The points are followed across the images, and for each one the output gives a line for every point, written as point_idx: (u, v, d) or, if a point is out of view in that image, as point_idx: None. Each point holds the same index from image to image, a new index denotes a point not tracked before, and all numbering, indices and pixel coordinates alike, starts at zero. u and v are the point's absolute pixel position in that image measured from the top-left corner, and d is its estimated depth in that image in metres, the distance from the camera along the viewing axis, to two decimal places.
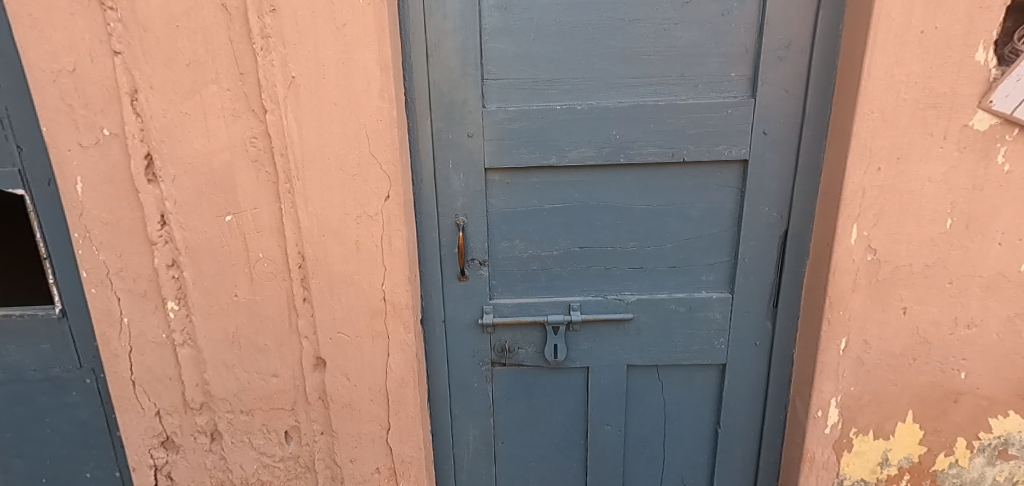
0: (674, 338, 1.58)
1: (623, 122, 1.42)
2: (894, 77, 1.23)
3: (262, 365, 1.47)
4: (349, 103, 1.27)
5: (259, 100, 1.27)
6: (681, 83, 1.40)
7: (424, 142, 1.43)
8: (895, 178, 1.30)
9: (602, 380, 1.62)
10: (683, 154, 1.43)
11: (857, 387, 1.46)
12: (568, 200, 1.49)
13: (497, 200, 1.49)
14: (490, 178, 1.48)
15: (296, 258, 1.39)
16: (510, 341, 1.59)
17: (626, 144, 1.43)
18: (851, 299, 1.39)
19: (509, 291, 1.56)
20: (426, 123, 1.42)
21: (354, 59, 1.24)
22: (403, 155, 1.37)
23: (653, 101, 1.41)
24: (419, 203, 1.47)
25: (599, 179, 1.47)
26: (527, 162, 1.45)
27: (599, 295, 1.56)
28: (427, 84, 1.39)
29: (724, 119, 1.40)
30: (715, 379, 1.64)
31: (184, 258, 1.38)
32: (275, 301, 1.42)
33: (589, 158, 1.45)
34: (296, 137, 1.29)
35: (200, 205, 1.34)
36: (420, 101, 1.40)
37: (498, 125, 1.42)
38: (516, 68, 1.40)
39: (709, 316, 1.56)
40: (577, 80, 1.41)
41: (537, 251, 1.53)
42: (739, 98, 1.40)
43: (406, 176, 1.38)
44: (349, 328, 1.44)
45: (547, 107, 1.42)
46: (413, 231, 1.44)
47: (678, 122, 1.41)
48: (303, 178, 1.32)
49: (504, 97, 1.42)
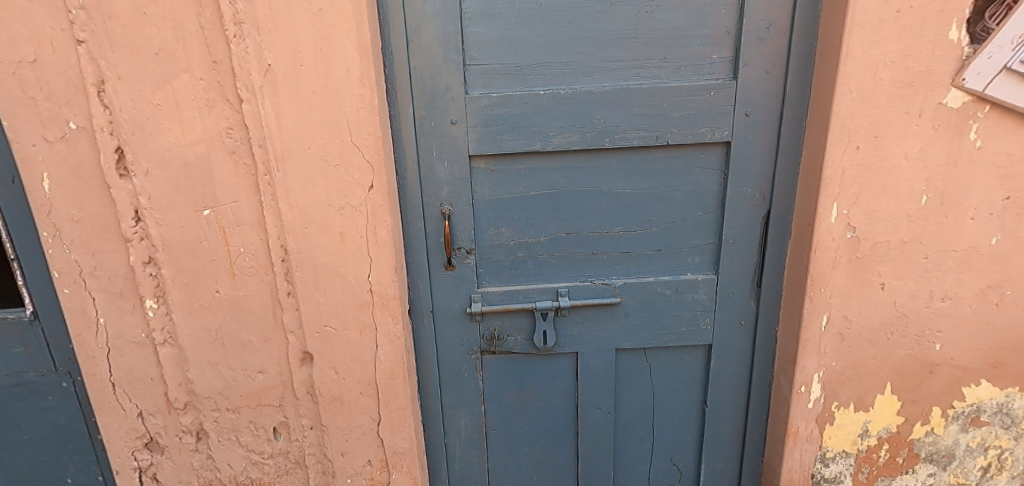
0: (660, 320, 1.60)
1: (607, 106, 1.41)
2: (871, 56, 1.25)
3: (247, 361, 1.44)
4: (329, 91, 1.24)
5: (234, 89, 1.23)
6: (664, 66, 1.40)
7: (406, 130, 1.40)
8: (874, 157, 1.32)
9: (591, 364, 1.64)
10: (667, 137, 1.44)
11: (838, 362, 1.50)
12: (554, 186, 1.48)
13: (482, 188, 1.48)
14: (475, 165, 1.46)
15: (279, 252, 1.35)
16: (499, 329, 1.58)
17: (610, 128, 1.43)
18: (832, 277, 1.42)
19: (496, 278, 1.55)
20: (408, 110, 1.39)
21: (332, 45, 1.21)
22: (386, 144, 1.35)
23: (636, 85, 1.40)
24: (403, 192, 1.45)
25: (584, 164, 1.47)
26: (511, 149, 1.44)
27: (586, 280, 1.56)
28: (408, 71, 1.36)
29: (707, 101, 1.41)
30: (701, 359, 1.66)
31: (160, 255, 1.33)
32: (258, 296, 1.39)
33: (573, 143, 1.44)
34: (275, 127, 1.25)
35: (176, 200, 1.30)
36: (401, 88, 1.37)
37: (482, 111, 1.41)
38: (498, 53, 1.38)
39: (694, 298, 1.58)
40: (561, 64, 1.40)
41: (524, 238, 1.52)
42: (721, 80, 1.40)
43: (389, 165, 1.36)
44: (336, 321, 1.42)
45: (530, 92, 1.40)
46: (399, 221, 1.42)
47: (661, 105, 1.41)
48: (283, 169, 1.29)
49: (487, 82, 1.40)
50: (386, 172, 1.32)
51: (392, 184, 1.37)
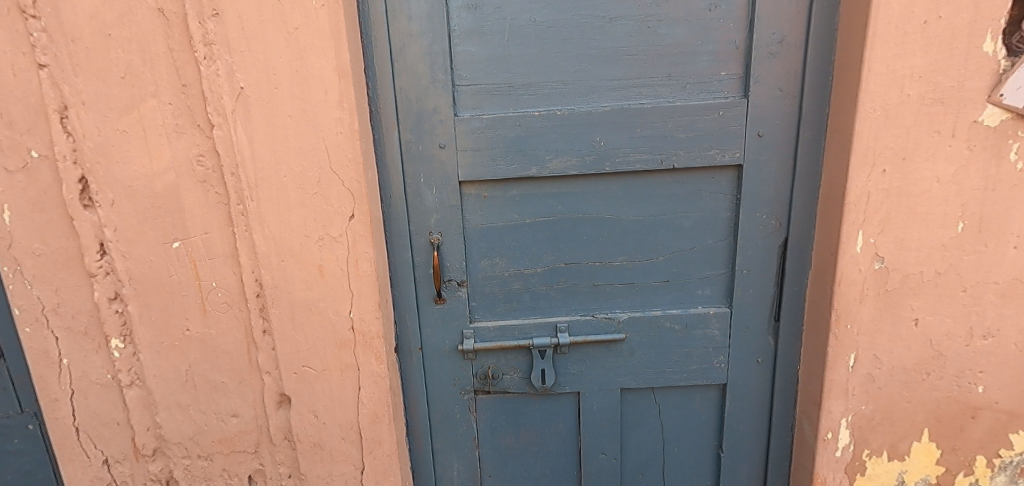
0: (669, 358, 1.47)
1: (607, 128, 1.31)
2: (896, 71, 1.13)
3: (220, 404, 1.34)
4: (305, 115, 1.16)
5: (204, 113, 1.15)
6: (668, 84, 1.30)
7: (391, 155, 1.31)
8: (902, 180, 1.20)
9: (594, 406, 1.50)
10: (673, 161, 1.33)
11: (867, 406, 1.36)
12: (551, 213, 1.38)
13: (474, 216, 1.38)
14: (465, 192, 1.36)
15: (253, 287, 1.26)
16: (493, 368, 1.46)
17: (611, 151, 1.33)
18: (858, 312, 1.29)
19: (490, 313, 1.44)
20: (393, 134, 1.30)
21: (308, 66, 1.13)
22: (369, 171, 1.25)
23: (638, 105, 1.30)
24: (389, 221, 1.35)
25: (583, 189, 1.37)
26: (504, 174, 1.34)
27: (588, 314, 1.44)
28: (392, 93, 1.28)
29: (716, 122, 1.30)
30: (715, 400, 1.52)
31: (127, 291, 1.24)
32: (231, 334, 1.29)
33: (571, 167, 1.33)
34: (248, 154, 1.17)
35: (144, 232, 1.21)
36: (385, 111, 1.29)
37: (472, 134, 1.31)
38: (489, 73, 1.29)
39: (706, 334, 1.45)
40: (556, 84, 1.30)
41: (520, 269, 1.41)
42: (730, 98, 1.30)
43: (372, 193, 1.26)
44: (315, 361, 1.31)
45: (524, 113, 1.31)
46: (383, 252, 1.32)
47: (666, 126, 1.31)
48: (257, 198, 1.19)
49: (477, 104, 1.31)
50: (368, 200, 1.23)
51: (375, 213, 1.28)
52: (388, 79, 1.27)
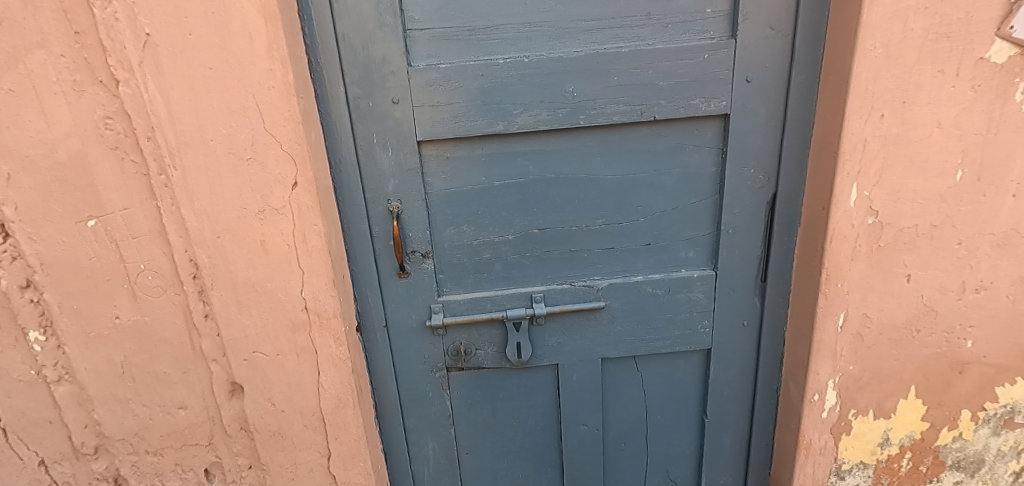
0: (652, 324, 1.39)
1: (581, 76, 1.17)
2: (900, 2, 1.01)
3: (164, 397, 1.21)
4: (230, 67, 1.00)
5: (106, 68, 0.98)
6: (647, 25, 1.16)
7: (338, 113, 1.16)
8: (901, 126, 1.10)
9: (574, 377, 1.42)
10: (653, 112, 1.20)
11: (856, 366, 1.30)
12: (522, 174, 1.25)
13: (437, 179, 1.24)
14: (425, 153, 1.22)
15: (188, 268, 1.11)
16: (465, 343, 1.36)
17: (586, 103, 1.19)
18: (850, 270, 1.21)
19: (460, 285, 1.32)
20: (337, 88, 1.14)
21: (225, 7, 0.97)
22: (312, 131, 1.10)
23: (615, 49, 1.16)
24: (341, 189, 1.20)
25: (556, 147, 1.24)
26: (468, 131, 1.20)
27: (565, 283, 1.34)
28: (333, 40, 1.11)
29: (700, 67, 1.17)
30: (699, 365, 1.46)
31: (41, 277, 1.09)
32: (168, 321, 1.15)
33: (543, 121, 1.20)
34: (164, 114, 1.01)
35: (51, 209, 1.05)
36: (327, 61, 1.12)
37: (429, 87, 1.16)
38: (445, 15, 1.13)
39: (690, 297, 1.37)
40: (522, 27, 1.15)
41: (489, 237, 1.29)
42: (716, 39, 1.16)
43: (317, 156, 1.12)
44: (266, 346, 1.18)
45: (488, 61, 1.16)
46: (337, 223, 1.19)
47: (645, 73, 1.18)
48: (182, 167, 1.04)
49: (434, 51, 1.16)
50: (312, 164, 1.08)
51: (323, 180, 1.14)
52: (327, 23, 1.10)
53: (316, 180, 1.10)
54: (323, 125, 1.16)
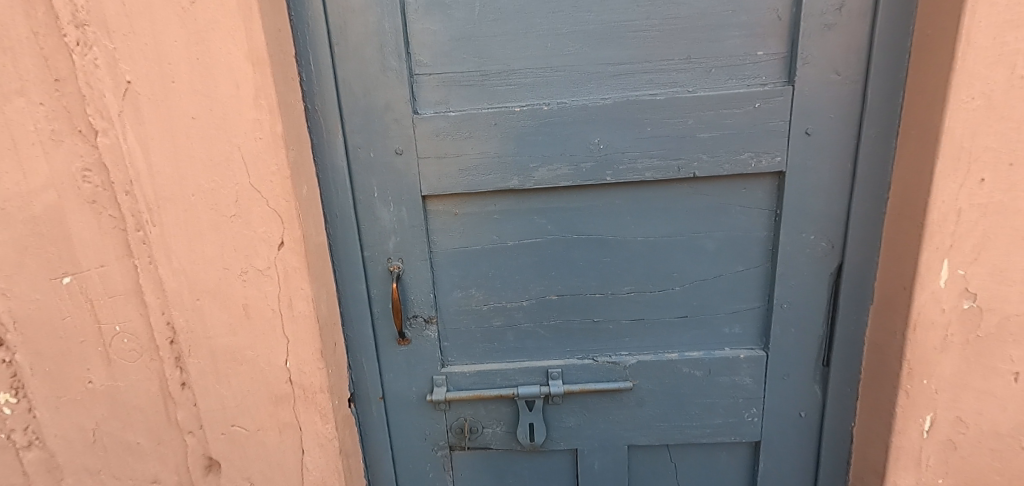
0: (689, 410, 1.18)
1: (608, 126, 1.03)
2: (1006, 45, 0.83)
3: (137, 469, 1.10)
4: (215, 117, 0.91)
5: (84, 116, 0.91)
6: (686, 69, 1.01)
7: (336, 163, 1.04)
8: (1008, 193, 0.89)
9: (596, 466, 1.23)
10: (693, 167, 1.04)
11: (945, 480, 1.05)
12: (539, 234, 1.10)
13: (443, 237, 1.10)
14: (431, 208, 1.09)
15: (165, 332, 1.01)
16: (471, 419, 1.19)
17: (614, 156, 1.04)
18: (938, 363, 0.99)
19: (466, 356, 1.17)
20: (335, 136, 1.03)
21: (211, 52, 0.88)
22: (303, 185, 0.99)
23: (648, 96, 1.01)
24: (336, 246, 1.08)
25: (579, 204, 1.08)
26: (479, 186, 1.06)
27: (587, 359, 1.16)
28: (332, 85, 1.01)
29: (749, 117, 1.01)
30: (745, 459, 1.24)
31: (13, 336, 1.01)
32: (143, 388, 1.04)
33: (563, 176, 1.05)
34: (143, 167, 0.92)
35: (26, 265, 0.97)
36: (326, 107, 1.02)
37: (437, 137, 1.04)
38: (457, 58, 1.02)
39: (735, 381, 1.16)
40: (542, 71, 1.02)
41: (500, 303, 1.14)
42: (769, 85, 1.00)
43: (309, 212, 1.00)
44: (246, 420, 1.06)
45: (503, 109, 1.03)
46: (331, 284, 1.07)
47: (684, 123, 1.02)
48: (160, 223, 0.95)
49: (443, 97, 1.04)
50: (302, 222, 0.98)
51: (317, 238, 1.03)
52: (327, 67, 1.00)
53: (305, 240, 0.99)
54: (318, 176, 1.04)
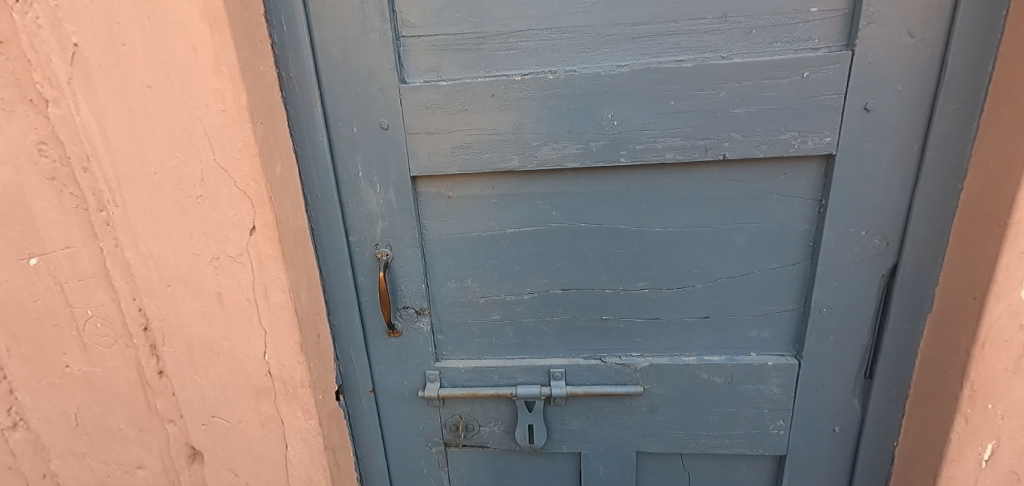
0: (707, 418, 1.07)
1: (624, 99, 0.88)
2: None
3: (121, 455, 1.05)
4: (172, 86, 0.80)
5: (32, 83, 0.81)
6: (721, 31, 0.85)
7: (315, 138, 0.93)
8: None
9: (601, 471, 1.14)
10: (723, 149, 0.90)
11: None
12: (542, 221, 0.98)
13: (435, 223, 0.99)
14: (422, 190, 0.97)
15: (138, 318, 0.95)
16: (467, 417, 1.10)
17: (630, 134, 0.89)
18: (1009, 387, 0.83)
19: (463, 350, 1.07)
20: (313, 108, 0.91)
21: (163, 11, 0.77)
22: (277, 164, 0.88)
23: (673, 63, 0.86)
24: (317, 230, 0.98)
25: (588, 189, 0.95)
26: (474, 167, 0.93)
27: (594, 359, 1.05)
28: (308, 48, 0.89)
29: (794, 90, 0.85)
30: (768, 472, 1.12)
31: None
32: (120, 375, 0.99)
33: (570, 156, 0.91)
34: (99, 141, 0.83)
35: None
36: (302, 75, 0.90)
37: (426, 109, 0.91)
38: (450, 18, 0.88)
39: (761, 390, 1.03)
40: (548, 33, 0.87)
41: (498, 295, 1.03)
42: (822, 50, 0.84)
43: (284, 194, 0.90)
44: (227, 412, 1.00)
45: (501, 78, 0.89)
46: (314, 271, 0.98)
47: (714, 96, 0.87)
48: (123, 203, 0.87)
49: (434, 63, 0.90)
50: (274, 205, 0.87)
51: (295, 222, 0.93)
52: (301, 27, 0.87)
53: (279, 225, 0.88)
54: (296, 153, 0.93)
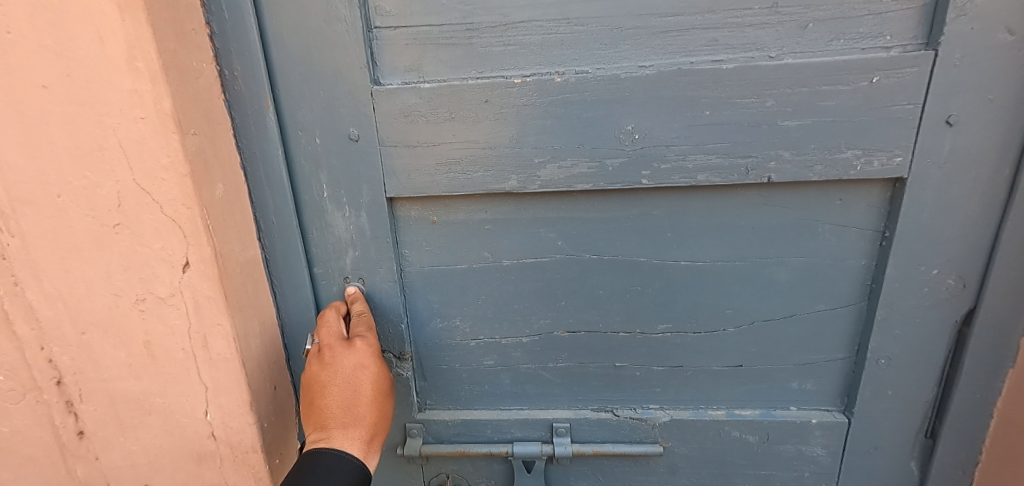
0: (736, 480, 0.92)
1: (648, 107, 0.72)
2: None
3: None
4: (73, 85, 0.62)
5: None
6: (769, 25, 0.69)
7: (269, 150, 0.76)
8: None
9: None
10: (768, 169, 0.73)
11: None
12: (545, 251, 0.81)
13: (417, 252, 0.82)
14: (401, 213, 0.81)
15: (49, 371, 0.77)
16: (455, 476, 0.94)
17: (655, 150, 0.73)
18: None
19: (450, 400, 0.91)
20: (265, 113, 0.74)
21: None
22: (218, 183, 0.71)
23: (709, 64, 0.70)
24: (274, 260, 0.81)
25: (601, 214, 0.79)
26: (464, 187, 0.77)
27: (606, 411, 0.89)
28: (258, 39, 0.71)
29: (859, 98, 0.69)
30: None
31: None
32: (31, 436, 0.82)
33: (580, 177, 0.75)
34: None
35: None
36: (249, 72, 0.72)
37: (405, 118, 0.74)
38: (434, 4, 0.71)
39: (800, 450, 0.89)
40: (556, 25, 0.70)
41: (493, 338, 0.86)
42: (893, 50, 0.68)
43: (227, 221, 0.72)
44: (164, 479, 0.85)
45: (497, 79, 0.72)
46: (268, 307, 0.82)
47: (760, 105, 0.71)
48: (22, 232, 0.69)
49: (416, 62, 0.73)
50: (213, 236, 0.70)
51: (244, 253, 0.76)
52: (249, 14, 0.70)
53: (221, 259, 0.71)
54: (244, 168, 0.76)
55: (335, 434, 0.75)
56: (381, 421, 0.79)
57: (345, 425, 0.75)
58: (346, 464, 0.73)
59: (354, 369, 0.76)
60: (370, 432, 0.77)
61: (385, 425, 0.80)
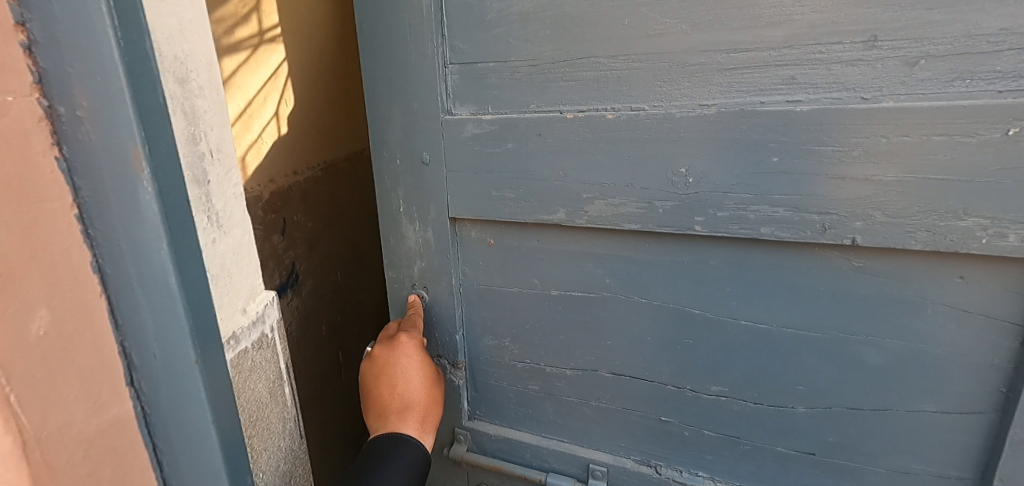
0: None
1: (706, 149, 0.65)
2: None
3: None
4: None
5: None
6: (865, 61, 0.57)
7: (143, 243, 0.49)
8: None
9: None
10: (854, 232, 0.61)
11: None
12: (594, 287, 0.79)
13: (474, 271, 0.86)
14: (462, 233, 0.84)
15: None
16: None
17: (711, 195, 0.66)
18: None
19: (499, 416, 0.94)
20: (140, 183, 0.47)
21: None
22: (40, 314, 0.46)
23: (781, 105, 0.61)
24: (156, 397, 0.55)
25: (654, 258, 0.74)
26: (517, 216, 0.78)
27: (648, 467, 0.85)
28: (125, 78, 0.44)
29: (987, 155, 0.54)
30: None
31: None
32: None
33: (629, 216, 0.71)
34: None
35: None
36: (103, 118, 0.45)
37: (469, 145, 0.77)
38: (500, 42, 0.72)
39: None
40: (615, 60, 0.67)
41: (540, 363, 0.87)
42: None
43: (58, 371, 0.48)
44: None
45: (552, 113, 0.71)
46: (147, 478, 0.58)
47: (843, 156, 0.59)
48: None
49: (481, 96, 0.75)
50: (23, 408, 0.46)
51: (90, 421, 0.51)
52: (116, 41, 0.43)
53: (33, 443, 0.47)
54: (100, 267, 0.50)
55: (392, 420, 0.79)
56: (432, 407, 0.84)
57: (400, 411, 0.80)
58: (406, 444, 0.77)
59: (404, 358, 0.83)
60: (425, 415, 0.82)
61: (436, 410, 0.85)
